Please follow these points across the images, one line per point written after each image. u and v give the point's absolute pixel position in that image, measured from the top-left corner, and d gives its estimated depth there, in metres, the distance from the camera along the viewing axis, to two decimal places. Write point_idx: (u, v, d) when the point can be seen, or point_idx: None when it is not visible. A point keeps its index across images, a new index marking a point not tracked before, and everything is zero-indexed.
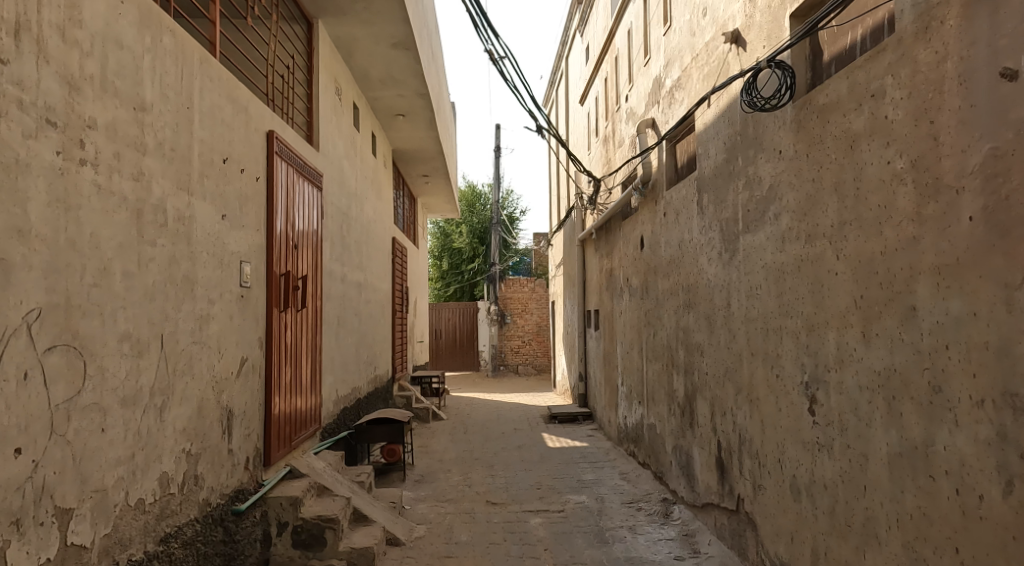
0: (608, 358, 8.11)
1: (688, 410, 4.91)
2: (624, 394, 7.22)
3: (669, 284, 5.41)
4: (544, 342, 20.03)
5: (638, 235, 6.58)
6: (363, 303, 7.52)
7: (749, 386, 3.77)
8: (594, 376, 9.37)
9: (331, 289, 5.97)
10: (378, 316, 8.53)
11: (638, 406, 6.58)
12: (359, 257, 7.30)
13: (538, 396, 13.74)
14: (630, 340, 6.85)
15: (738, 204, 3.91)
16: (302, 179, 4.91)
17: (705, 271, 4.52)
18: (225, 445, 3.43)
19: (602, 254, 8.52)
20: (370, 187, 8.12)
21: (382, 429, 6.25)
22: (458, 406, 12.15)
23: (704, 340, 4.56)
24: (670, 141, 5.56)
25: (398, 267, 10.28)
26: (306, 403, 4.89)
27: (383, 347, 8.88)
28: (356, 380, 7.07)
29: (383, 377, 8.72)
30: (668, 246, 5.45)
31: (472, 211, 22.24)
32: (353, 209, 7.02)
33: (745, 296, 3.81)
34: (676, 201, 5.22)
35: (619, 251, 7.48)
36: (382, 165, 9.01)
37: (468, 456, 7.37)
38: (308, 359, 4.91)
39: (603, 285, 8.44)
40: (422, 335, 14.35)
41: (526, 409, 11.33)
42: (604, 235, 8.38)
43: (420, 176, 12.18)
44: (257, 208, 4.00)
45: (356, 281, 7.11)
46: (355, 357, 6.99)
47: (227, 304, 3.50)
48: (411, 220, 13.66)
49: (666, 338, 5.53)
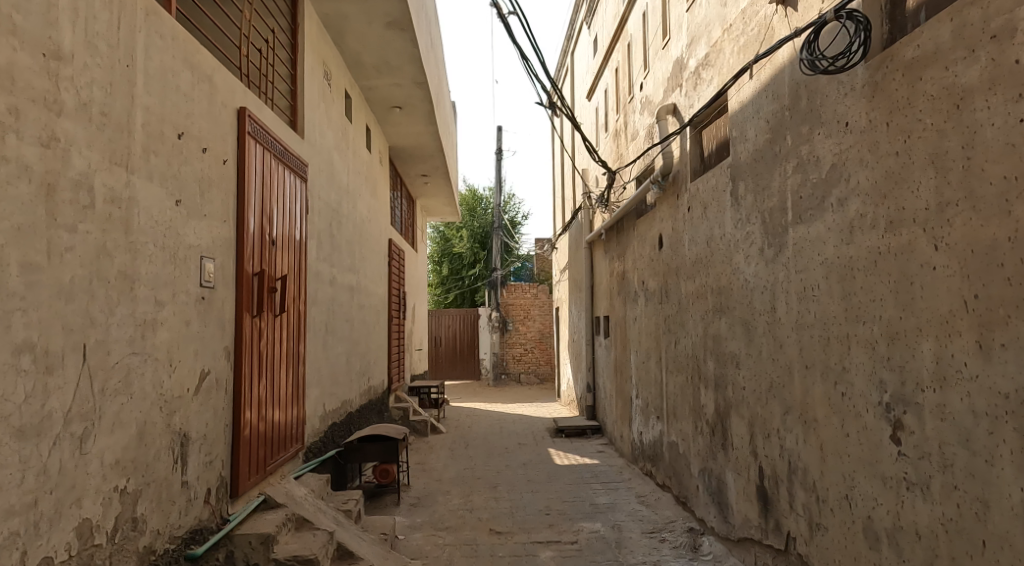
0: (620, 368, 7.56)
1: (720, 430, 4.34)
2: (639, 407, 6.64)
3: (695, 287, 4.84)
4: (547, 350, 19.41)
5: (656, 234, 6.02)
6: (356, 308, 6.96)
7: (803, 405, 3.20)
8: (603, 388, 8.80)
9: (318, 293, 5.40)
10: (372, 324, 7.97)
11: (656, 421, 6.01)
12: (351, 259, 6.74)
13: (542, 407, 13.16)
14: (647, 349, 6.28)
15: (786, 191, 3.34)
16: (283, 166, 4.33)
17: (741, 271, 3.96)
18: (179, 477, 2.85)
19: (613, 256, 7.95)
20: (365, 185, 7.57)
21: (374, 447, 5.68)
22: (458, 417, 11.58)
23: (740, 350, 3.99)
24: (694, 128, 5.00)
25: (394, 271, 9.71)
26: (285, 420, 4.31)
27: (378, 356, 8.32)
28: (347, 392, 6.50)
29: (377, 388, 8.14)
30: (693, 244, 4.89)
31: (473, 215, 21.69)
32: (344, 206, 6.47)
33: (798, 298, 3.24)
34: (704, 193, 4.65)
35: (634, 252, 6.91)
36: (377, 162, 8.45)
37: (470, 474, 6.80)
38: (288, 371, 4.33)
39: (614, 290, 7.87)
40: (420, 343, 13.76)
41: (530, 422, 10.74)
42: (616, 236, 7.82)
43: (418, 176, 11.64)
44: (226, 196, 3.43)
45: (348, 284, 6.55)
46: (346, 367, 6.43)
47: (183, 307, 2.94)
48: (409, 223, 13.09)
49: (690, 348, 4.97)
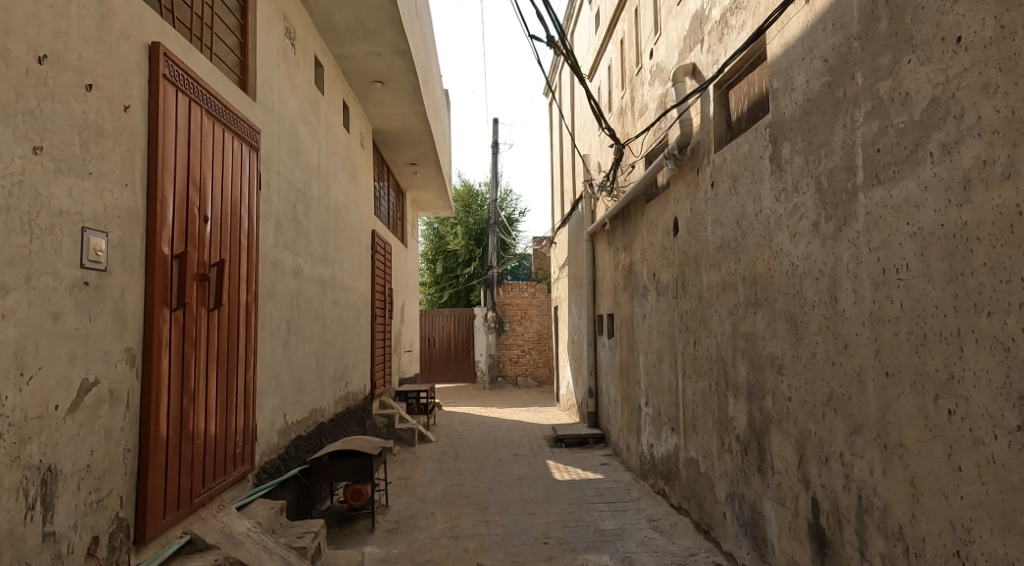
0: (627, 373, 6.80)
1: (754, 451, 3.59)
2: (650, 416, 5.87)
3: (721, 277, 4.08)
4: (545, 351, 18.64)
5: (669, 219, 5.26)
6: (329, 306, 6.21)
7: (881, 425, 2.44)
8: (607, 393, 8.03)
9: (277, 286, 4.63)
10: (351, 323, 7.22)
11: (670, 434, 5.25)
12: (324, 250, 5.97)
13: (539, 412, 12.39)
14: (659, 351, 5.52)
15: (855, 145, 2.58)
16: (222, 128, 3.57)
17: (786, 253, 3.20)
18: (38, 528, 2.08)
19: (618, 248, 7.20)
20: (342, 168, 6.81)
21: (347, 464, 4.97)
22: (450, 424, 10.81)
23: (784, 352, 3.23)
24: (718, 89, 4.23)
25: (378, 266, 8.92)
26: (225, 436, 3.53)
27: (359, 359, 7.56)
28: (318, 401, 5.73)
29: (356, 395, 7.36)
30: (718, 226, 4.13)
31: (468, 211, 20.91)
32: (315, 188, 5.70)
33: (873, 284, 2.48)
34: (732, 164, 3.89)
35: (642, 242, 6.15)
36: (358, 144, 7.68)
37: (457, 493, 6.04)
38: (227, 377, 3.54)
39: (620, 284, 7.11)
40: (410, 344, 12.98)
41: (527, 429, 9.96)
42: (621, 225, 7.05)
43: (407, 164, 10.87)
44: (129, 154, 2.66)
45: (319, 278, 5.78)
46: (316, 372, 5.66)
47: (50, 295, 2.17)
48: (398, 216, 12.30)
49: (714, 349, 4.21)
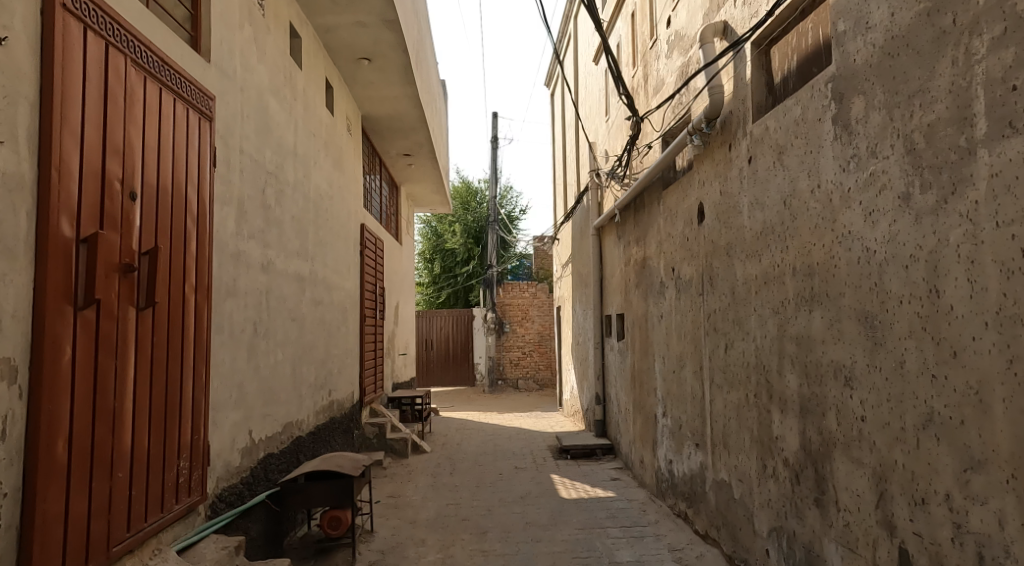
0: (641, 379, 6.18)
1: (807, 479, 2.96)
2: (668, 429, 5.23)
3: (761, 268, 3.46)
4: (546, 353, 18.08)
5: (692, 206, 4.63)
6: (310, 307, 5.58)
7: (1019, 461, 1.82)
8: (616, 400, 7.41)
9: (242, 281, 4.00)
10: (336, 325, 6.58)
11: (694, 450, 4.63)
12: (302, 243, 5.34)
13: (542, 419, 11.74)
14: (680, 356, 4.89)
15: (975, 88, 1.95)
16: (157, 85, 2.92)
17: (857, 237, 2.57)
18: None
19: (630, 242, 6.57)
20: (325, 154, 6.19)
21: (322, 488, 4.31)
22: (447, 432, 10.19)
23: (853, 360, 2.60)
24: (755, 47, 3.59)
25: (369, 263, 8.27)
26: (161, 464, 2.88)
27: (345, 365, 6.93)
28: (295, 412, 5.10)
29: (341, 404, 6.71)
30: (757, 209, 3.50)
31: (466, 209, 20.26)
32: (292, 173, 5.07)
33: (1002, 271, 1.87)
34: (777, 133, 3.26)
35: (659, 233, 5.52)
36: (344, 129, 7.04)
37: (452, 514, 5.42)
38: (161, 392, 2.88)
39: (632, 282, 6.46)
40: (405, 348, 12.31)
41: (529, 438, 9.32)
42: (633, 216, 6.42)
43: (400, 156, 10.24)
44: (6, 103, 2.02)
45: (296, 274, 5.16)
46: (292, 380, 5.02)
47: None
48: (391, 211, 11.64)
49: (752, 355, 3.58)
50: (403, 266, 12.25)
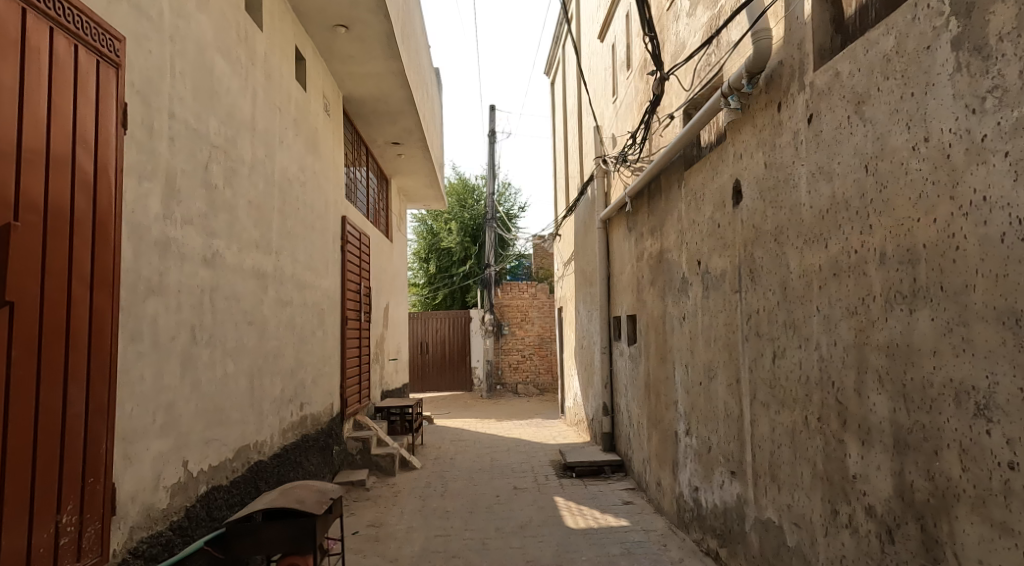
0: (657, 389, 5.42)
1: (905, 539, 2.20)
2: (693, 451, 4.46)
3: (827, 256, 2.70)
4: (547, 357, 17.35)
5: (723, 185, 3.88)
6: (274, 309, 4.82)
7: None
8: (627, 411, 6.66)
9: (174, 276, 3.24)
10: (310, 330, 5.82)
11: (727, 479, 3.86)
12: (263, 234, 4.57)
13: (543, 428, 10.98)
14: (708, 365, 4.14)
15: None
16: (20, 7, 2.18)
17: (999, 206, 1.82)
18: None
19: (643, 234, 5.81)
20: (296, 134, 5.43)
21: (276, 528, 3.50)
22: (440, 444, 9.41)
23: (989, 381, 1.85)
24: None
25: (352, 259, 7.51)
26: (23, 518, 2.13)
27: (321, 374, 6.16)
28: (254, 432, 4.34)
29: (316, 418, 5.93)
30: (820, 181, 2.74)
31: (463, 206, 19.49)
32: (249, 151, 4.31)
33: None
34: (853, 79, 2.51)
35: (679, 221, 4.77)
36: (321, 108, 6.28)
37: (440, 549, 4.66)
38: (22, 421, 2.14)
39: (647, 279, 5.70)
40: (397, 352, 11.53)
41: (530, 451, 8.54)
42: (647, 204, 5.65)
43: (389, 145, 9.48)
44: None
45: (255, 269, 4.38)
46: (249, 395, 4.24)
47: None
48: (380, 206, 10.86)
49: (813, 367, 2.83)
50: (393, 264, 11.48)
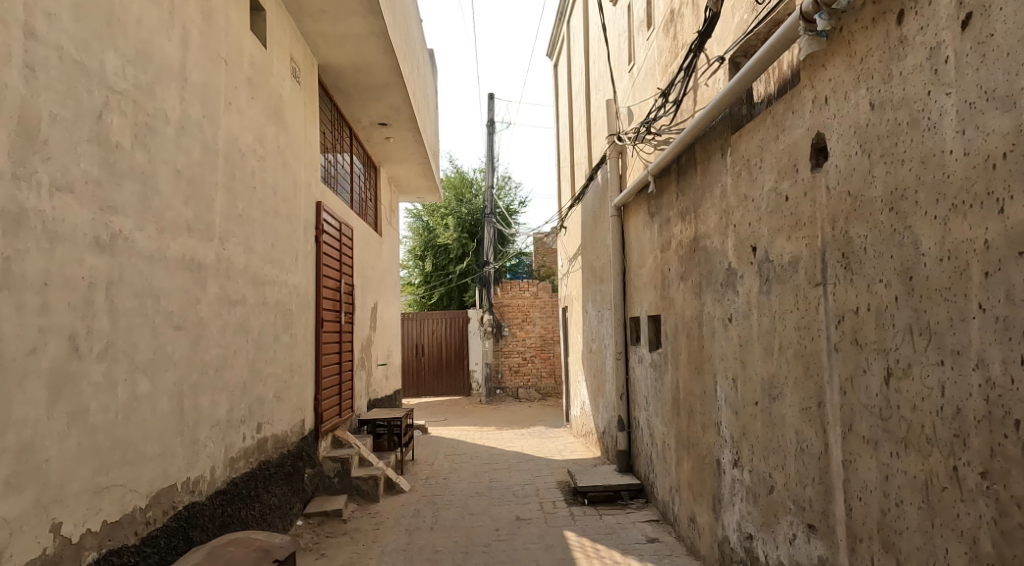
0: (691, 406, 4.48)
1: None
2: (747, 489, 3.51)
3: (1007, 228, 1.77)
4: (549, 360, 16.47)
5: (793, 143, 2.94)
6: (219, 309, 3.88)
7: None
8: (649, 429, 5.73)
9: (31, 263, 2.29)
10: (271, 334, 4.87)
11: (801, 535, 2.92)
12: (199, 216, 3.62)
13: (548, 440, 10.03)
14: (771, 381, 3.20)
15: None
16: None
17: None
18: None
19: (671, 218, 4.87)
20: (251, 97, 4.48)
21: None
22: (432, 460, 8.47)
23: None
24: None
25: (329, 252, 6.56)
26: None
27: (287, 386, 5.23)
28: (184, 468, 3.39)
29: (279, 440, 4.98)
30: (991, 113, 1.81)
31: (461, 200, 18.55)
32: (177, 107, 3.37)
33: None
34: None
35: (723, 199, 3.82)
36: (288, 73, 5.34)
37: None
38: None
39: (677, 273, 4.75)
40: (386, 356, 10.58)
41: (534, 469, 7.59)
42: (676, 183, 4.71)
43: (375, 126, 8.53)
44: None
45: (185, 259, 3.43)
46: (175, 421, 3.29)
47: None
48: (367, 196, 9.91)
49: (971, 395, 1.90)
50: (382, 259, 10.54)
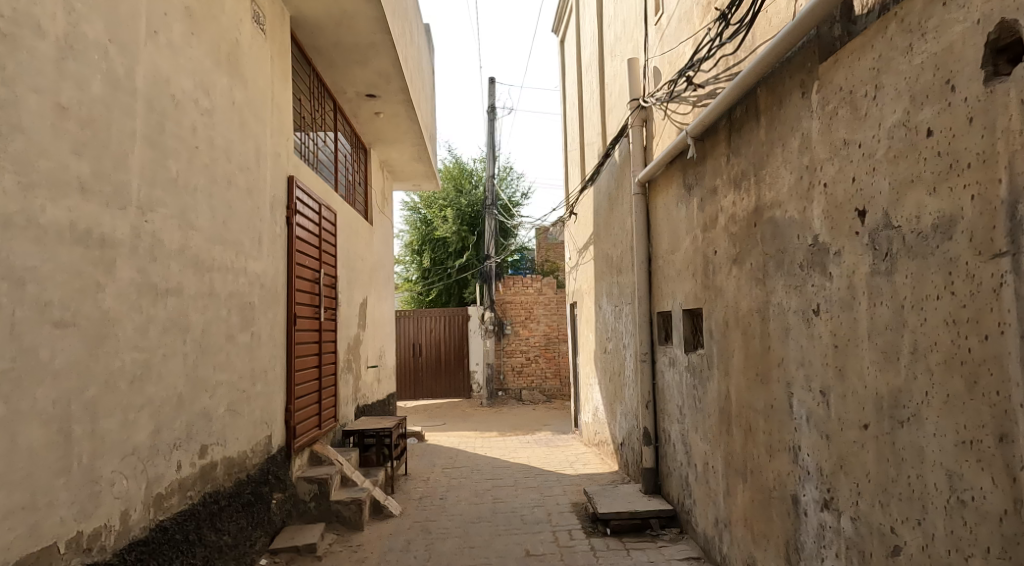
0: (751, 424, 3.54)
1: None
2: (849, 543, 2.58)
3: None
4: (554, 360, 15.58)
5: (945, 50, 2.02)
6: (138, 299, 2.95)
7: None
8: (684, 445, 4.80)
9: None
10: (223, 332, 3.94)
11: None
12: (104, 173, 2.70)
13: (556, 449, 9.09)
14: (894, 397, 2.27)
15: None
16: None
17: None
18: None
19: (720, 188, 3.94)
20: (193, 32, 3.56)
21: None
22: (428, 474, 7.52)
23: None
24: None
25: (303, 236, 5.64)
26: None
27: (247, 397, 4.29)
28: (76, 517, 2.47)
29: (234, 464, 4.05)
30: None
31: (460, 191, 17.60)
32: (61, 15, 2.44)
33: None
34: None
35: (806, 150, 2.89)
36: (247, 14, 4.41)
37: None
38: None
39: (729, 254, 3.82)
40: (377, 358, 9.63)
41: (544, 486, 6.66)
42: (729, 140, 3.78)
43: (362, 98, 7.59)
44: None
45: (75, 228, 2.50)
46: (57, 452, 2.36)
47: None
48: (355, 180, 8.98)
49: None
50: (374, 251, 9.60)
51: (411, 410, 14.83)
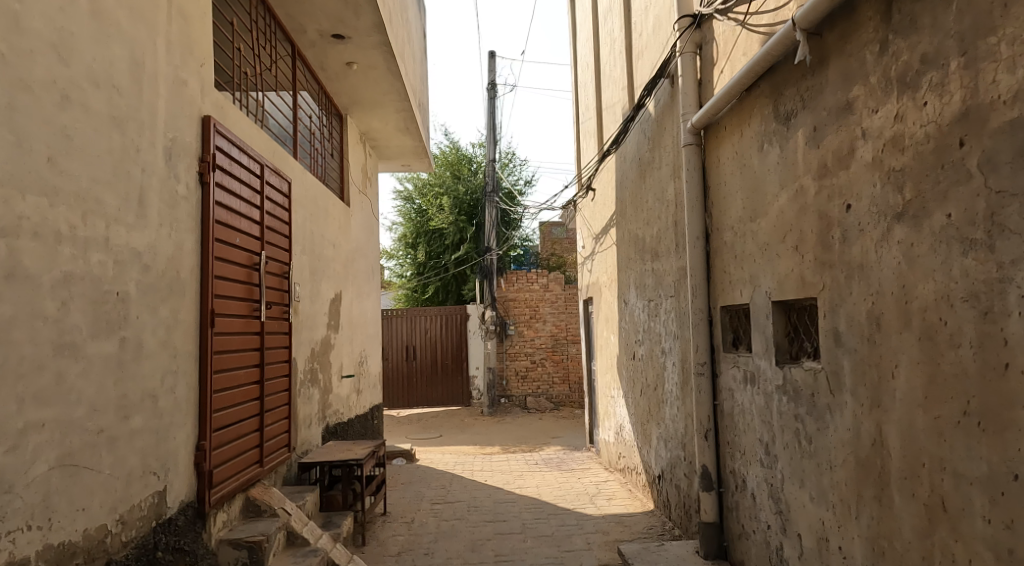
0: (948, 498, 2.01)
1: None
2: None
3: None
4: (562, 363, 14.06)
5: None
6: None
7: None
8: (775, 503, 3.27)
9: None
10: (48, 338, 2.42)
11: None
12: None
13: (572, 475, 7.55)
14: None
15: None
16: None
17: None
18: None
19: (865, 99, 2.41)
20: None
21: None
22: (413, 513, 5.99)
23: None
24: None
25: (228, 202, 4.12)
26: None
27: (108, 439, 2.77)
28: None
29: (74, 552, 2.52)
30: None
31: (457, 178, 16.06)
32: None
33: None
34: None
35: None
36: None
37: None
38: None
39: (887, 205, 2.29)
40: (356, 366, 8.11)
41: (562, 535, 5.13)
42: (888, 11, 2.25)
43: (327, 39, 6.07)
44: None
45: None
46: None
47: None
48: (325, 151, 7.45)
49: None
50: (351, 237, 8.08)
51: (402, 421, 13.28)
